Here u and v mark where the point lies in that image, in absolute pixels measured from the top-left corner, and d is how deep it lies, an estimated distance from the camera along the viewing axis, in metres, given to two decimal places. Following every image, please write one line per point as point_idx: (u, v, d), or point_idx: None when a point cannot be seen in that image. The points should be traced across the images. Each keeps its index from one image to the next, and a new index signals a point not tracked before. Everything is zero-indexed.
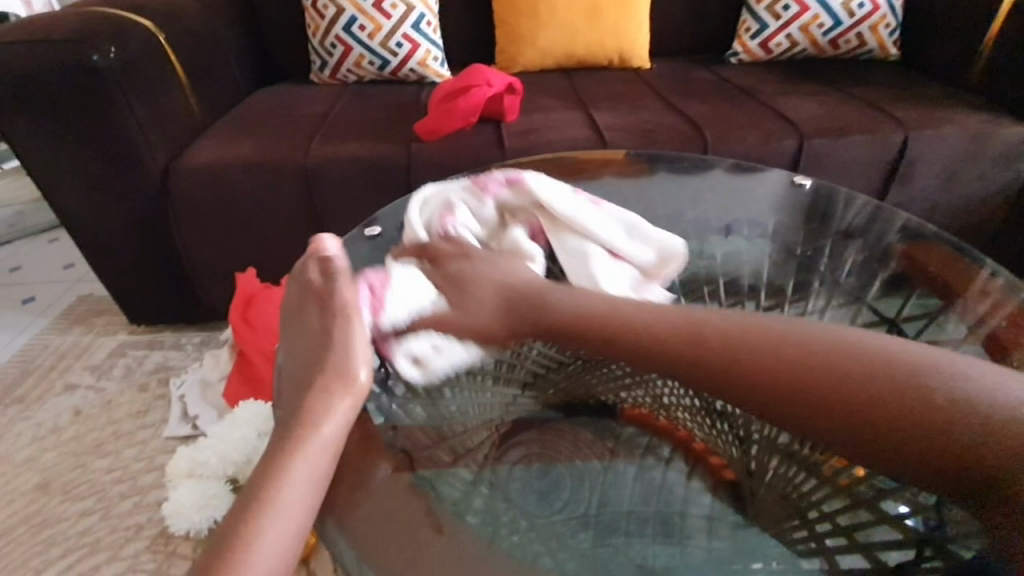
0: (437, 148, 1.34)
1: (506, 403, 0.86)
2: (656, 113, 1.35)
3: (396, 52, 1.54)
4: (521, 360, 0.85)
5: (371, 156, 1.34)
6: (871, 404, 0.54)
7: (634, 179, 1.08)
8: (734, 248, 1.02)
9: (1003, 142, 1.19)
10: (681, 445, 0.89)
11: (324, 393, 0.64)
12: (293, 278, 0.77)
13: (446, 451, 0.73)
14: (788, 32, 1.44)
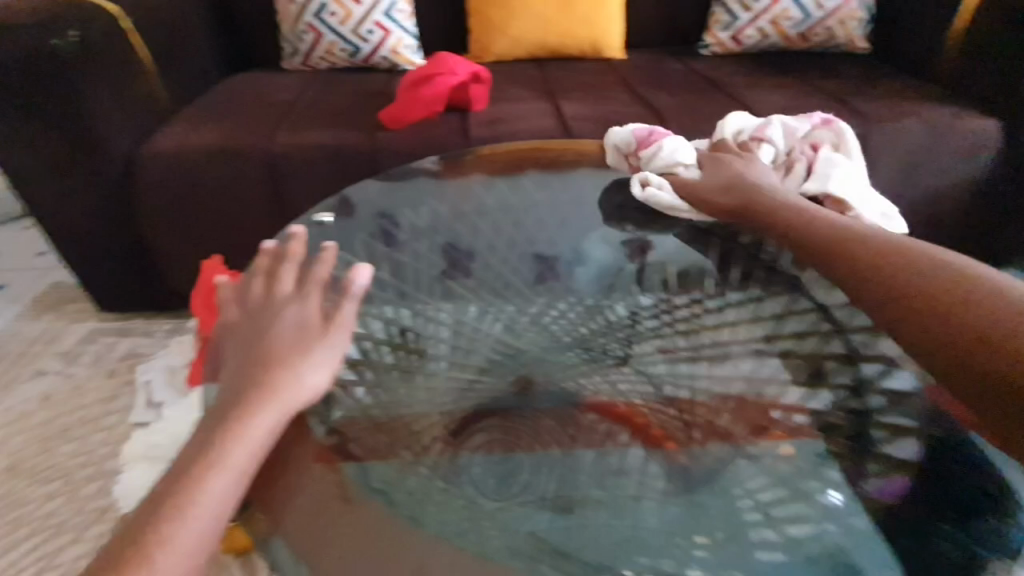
0: (402, 137, 1.35)
1: (459, 389, 0.96)
2: (622, 104, 1.39)
3: (367, 39, 1.53)
4: (473, 347, 1.03)
5: (337, 145, 1.35)
6: (910, 273, 0.66)
7: (591, 171, 1.21)
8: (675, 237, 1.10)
9: (968, 134, 1.20)
10: (639, 432, 0.91)
11: (293, 368, 0.69)
12: (260, 273, 0.83)
13: (385, 436, 0.82)
14: (758, 26, 1.46)
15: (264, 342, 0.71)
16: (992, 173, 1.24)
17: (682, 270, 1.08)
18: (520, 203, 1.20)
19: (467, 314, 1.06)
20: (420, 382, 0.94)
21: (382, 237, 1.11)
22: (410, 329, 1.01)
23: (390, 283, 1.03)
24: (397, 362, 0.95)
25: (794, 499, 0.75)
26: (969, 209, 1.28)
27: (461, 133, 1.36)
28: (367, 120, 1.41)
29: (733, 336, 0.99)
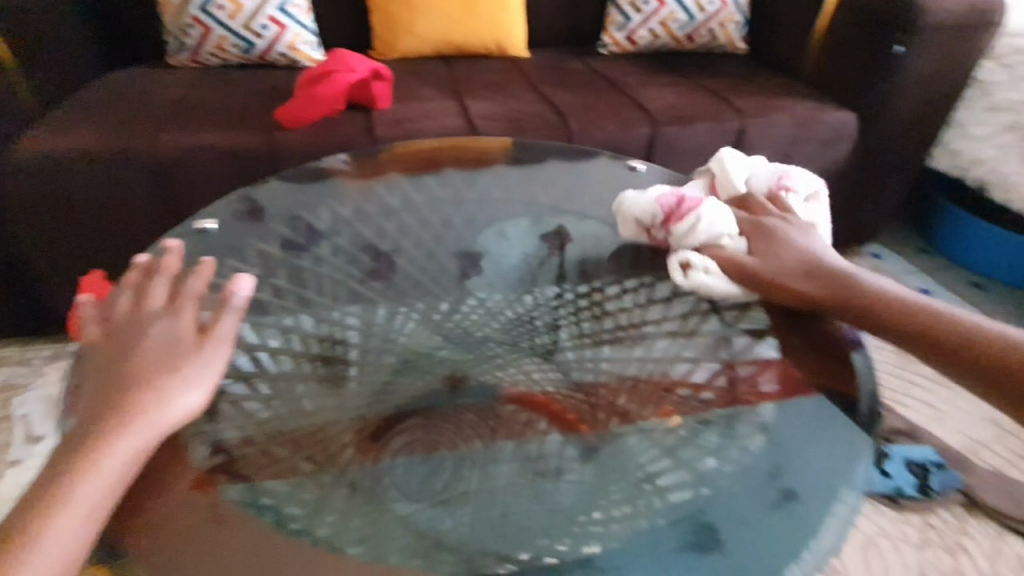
0: (302, 138, 1.27)
1: (376, 391, 0.94)
2: (526, 102, 1.41)
3: (261, 34, 1.46)
4: (377, 347, 0.99)
5: (232, 146, 1.25)
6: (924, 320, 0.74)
7: (504, 170, 1.21)
8: (588, 230, 1.11)
9: (823, 127, 1.40)
10: (556, 417, 0.93)
11: (161, 390, 0.65)
12: (121, 287, 0.77)
13: (305, 460, 0.80)
14: (649, 26, 1.59)
15: (128, 360, 0.66)
16: (844, 159, 1.46)
17: (578, 259, 1.09)
18: (425, 204, 1.15)
19: (372, 317, 1.02)
20: (325, 395, 0.90)
21: (289, 248, 1.03)
22: (313, 338, 0.96)
23: (288, 290, 0.97)
24: (308, 372, 0.92)
25: (680, 467, 0.80)
26: (834, 190, 1.49)
27: (365, 132, 1.30)
28: (258, 119, 1.31)
29: (629, 319, 1.00)
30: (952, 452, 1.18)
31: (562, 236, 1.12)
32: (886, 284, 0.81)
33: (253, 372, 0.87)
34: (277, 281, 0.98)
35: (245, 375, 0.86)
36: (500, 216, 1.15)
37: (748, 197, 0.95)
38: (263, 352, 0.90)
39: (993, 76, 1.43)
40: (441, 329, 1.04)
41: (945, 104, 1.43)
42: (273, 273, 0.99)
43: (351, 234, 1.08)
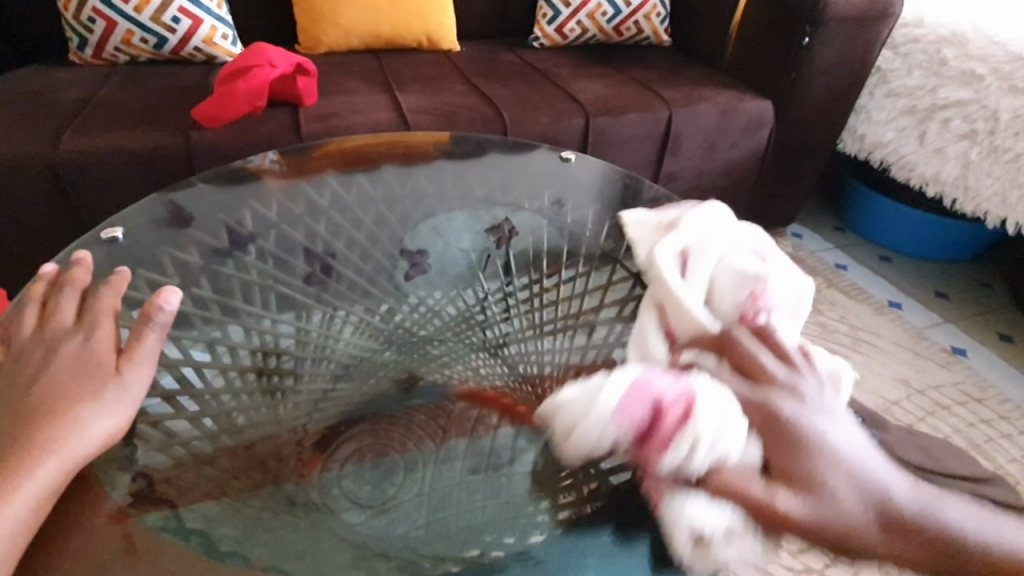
0: (222, 138, 1.19)
1: (315, 399, 0.90)
2: (459, 94, 1.39)
3: (173, 28, 1.37)
4: (322, 352, 0.95)
5: (141, 148, 1.16)
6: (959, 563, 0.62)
7: (438, 162, 1.11)
8: (526, 223, 1.07)
9: (742, 116, 1.47)
10: (506, 412, 0.91)
11: (71, 419, 0.58)
12: (28, 302, 0.70)
13: (244, 478, 0.75)
14: (578, 19, 1.62)
15: (33, 388, 0.60)
16: (761, 146, 1.54)
17: (520, 252, 1.05)
18: (357, 203, 1.05)
19: (307, 322, 0.95)
20: (267, 410, 0.85)
21: (214, 255, 0.93)
22: (241, 349, 0.88)
23: (211, 300, 0.89)
24: (240, 386, 0.85)
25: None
26: (752, 174, 1.59)
27: (292, 130, 1.23)
28: (171, 117, 1.22)
29: (568, 310, 0.98)
30: (870, 412, 1.27)
31: (503, 231, 1.07)
32: (927, 511, 0.62)
33: (178, 390, 0.78)
34: (199, 290, 0.89)
35: (168, 393, 0.77)
36: (437, 210, 1.07)
37: (728, 336, 0.68)
38: (191, 369, 0.81)
39: (890, 64, 1.58)
40: (384, 332, 1.00)
41: (850, 90, 1.53)
42: (194, 281, 0.89)
43: (276, 237, 0.98)
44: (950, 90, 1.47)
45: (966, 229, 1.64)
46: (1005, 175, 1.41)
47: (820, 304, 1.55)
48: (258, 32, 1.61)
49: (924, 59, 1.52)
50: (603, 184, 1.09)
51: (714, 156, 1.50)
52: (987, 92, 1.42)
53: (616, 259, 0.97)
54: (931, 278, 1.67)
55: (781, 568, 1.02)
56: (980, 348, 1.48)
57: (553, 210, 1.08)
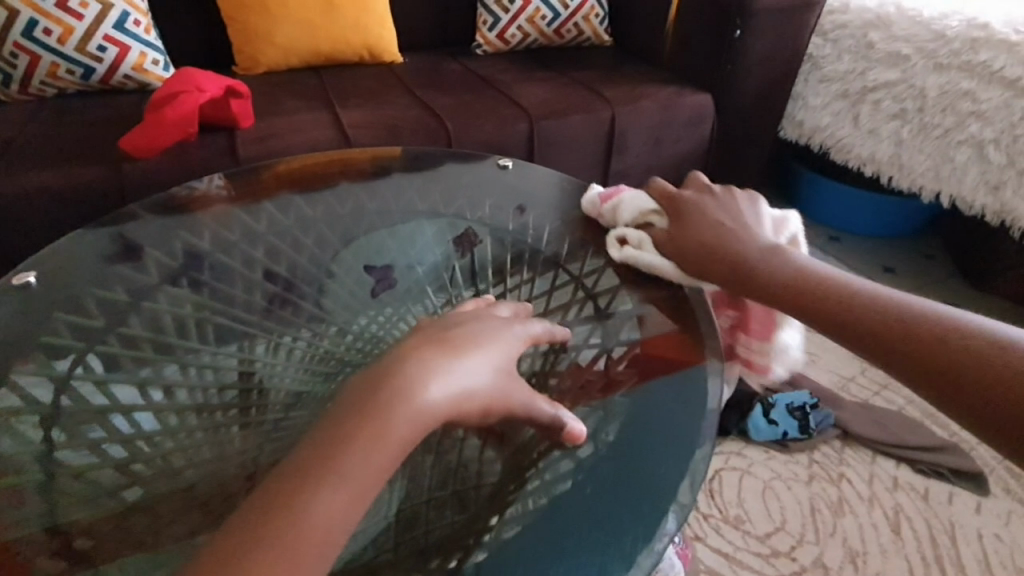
0: (157, 167, 1.17)
1: (264, 435, 0.80)
2: (401, 106, 1.38)
3: (100, 57, 1.33)
4: (269, 383, 0.86)
5: (69, 185, 1.13)
6: (753, 277, 0.76)
7: (370, 183, 1.11)
8: (472, 231, 1.06)
9: (684, 109, 1.50)
10: None
11: (454, 366, 0.57)
12: None
13: (180, 525, 0.70)
14: (518, 24, 1.64)
15: (454, 337, 0.60)
16: (705, 139, 1.58)
17: (472, 261, 1.02)
18: (296, 223, 1.05)
19: (251, 352, 0.89)
20: (207, 449, 0.79)
21: (146, 293, 0.92)
22: (178, 387, 0.85)
23: (142, 338, 0.87)
24: (178, 425, 0.81)
25: (566, 455, 0.76)
26: (699, 166, 1.61)
27: (228, 154, 1.21)
28: (96, 150, 1.19)
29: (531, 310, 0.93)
30: (826, 392, 1.31)
31: (468, 238, 1.05)
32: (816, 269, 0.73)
33: (103, 438, 0.78)
34: (126, 329, 0.88)
35: (94, 442, 0.78)
36: (379, 225, 1.06)
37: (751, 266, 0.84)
38: (121, 417, 0.80)
39: (821, 51, 1.63)
40: (327, 362, 0.88)
41: (785, 79, 1.58)
42: (121, 320, 0.89)
43: (212, 266, 0.97)
44: (878, 73, 1.53)
45: (903, 205, 1.71)
46: (936, 151, 1.48)
47: None
48: (192, 57, 1.58)
49: (852, 44, 1.57)
50: (558, 193, 1.10)
51: (660, 151, 1.53)
52: (913, 71, 1.48)
53: (558, 264, 1.00)
54: (877, 254, 1.73)
55: (749, 554, 1.06)
56: None
57: (514, 214, 1.08)
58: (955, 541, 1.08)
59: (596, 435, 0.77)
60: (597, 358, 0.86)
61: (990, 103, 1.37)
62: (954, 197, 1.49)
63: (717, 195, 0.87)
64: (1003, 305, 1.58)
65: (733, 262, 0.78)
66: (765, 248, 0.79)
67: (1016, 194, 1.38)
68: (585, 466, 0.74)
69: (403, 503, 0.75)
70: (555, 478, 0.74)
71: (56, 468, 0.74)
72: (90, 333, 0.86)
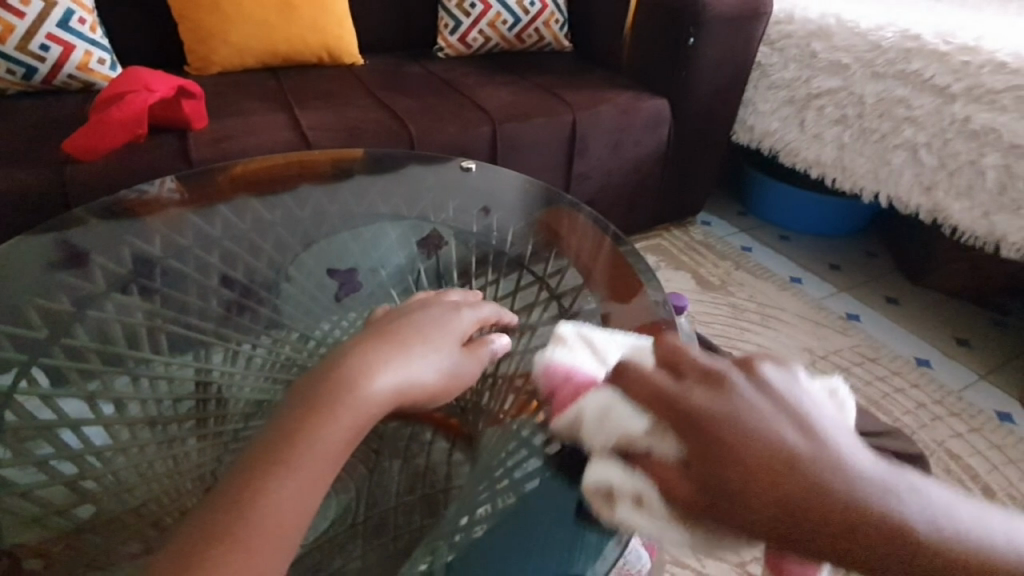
0: (103, 170, 1.12)
1: (222, 445, 0.79)
2: (363, 109, 1.37)
3: (42, 56, 1.27)
4: (227, 393, 0.84)
5: (9, 189, 1.08)
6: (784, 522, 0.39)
7: (331, 185, 1.10)
8: (438, 233, 1.06)
9: (641, 114, 1.54)
10: (441, 425, 0.85)
11: (400, 357, 0.55)
12: None
13: (135, 542, 0.68)
14: (479, 28, 1.65)
15: (398, 328, 0.59)
16: (662, 143, 1.62)
17: (437, 262, 1.02)
18: (255, 227, 1.02)
19: (207, 360, 0.88)
20: (161, 462, 0.77)
21: (95, 301, 0.88)
22: (129, 400, 0.82)
23: (89, 350, 0.84)
24: (130, 439, 0.79)
25: (533, 455, 0.73)
26: (656, 169, 1.66)
27: (180, 156, 1.17)
28: (36, 152, 1.13)
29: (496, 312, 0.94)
30: None
31: (434, 241, 1.06)
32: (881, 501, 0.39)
33: (51, 455, 0.75)
34: (72, 340, 0.84)
35: (42, 459, 0.74)
36: (342, 229, 1.06)
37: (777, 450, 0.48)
38: (70, 432, 0.77)
39: (768, 59, 1.71)
40: (287, 368, 0.87)
41: (735, 85, 1.64)
42: (66, 331, 0.84)
43: (163, 273, 0.94)
44: (821, 80, 1.61)
45: (848, 206, 1.80)
46: (875, 154, 1.57)
47: (730, 286, 1.65)
48: (141, 57, 1.53)
49: (797, 53, 1.65)
50: (523, 197, 1.11)
51: (620, 155, 1.57)
52: (853, 79, 1.57)
53: (522, 264, 1.01)
54: (825, 253, 1.82)
55: None
56: (872, 313, 1.62)
57: (479, 216, 1.08)
58: None
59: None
60: None
61: (924, 108, 1.46)
62: (893, 198, 1.58)
63: (725, 391, 0.45)
64: (938, 298, 1.69)
65: (813, 538, 0.39)
66: (879, 513, 0.38)
67: (947, 195, 1.47)
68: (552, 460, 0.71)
69: (370, 509, 0.81)
70: (524, 474, 0.72)
71: (3, 489, 0.71)
72: (33, 345, 0.82)
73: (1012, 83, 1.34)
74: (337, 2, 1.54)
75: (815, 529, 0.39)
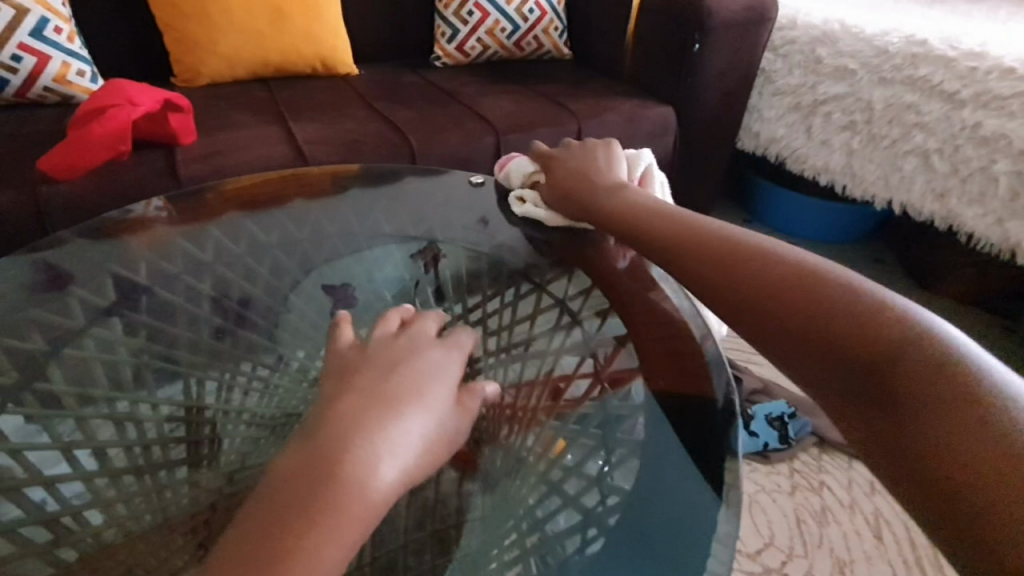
0: (80, 188, 1.04)
1: (216, 493, 0.70)
2: (360, 121, 1.31)
3: (15, 68, 1.20)
4: (223, 433, 0.77)
5: None
6: (589, 190, 0.86)
7: (327, 201, 1.02)
8: (452, 249, 0.98)
9: (648, 122, 1.50)
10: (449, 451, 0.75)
11: (394, 434, 0.48)
12: None
13: None
14: (477, 36, 1.60)
15: (390, 397, 0.51)
16: (668, 153, 1.58)
17: (443, 281, 0.95)
18: (249, 251, 0.94)
19: (199, 393, 0.80)
20: (148, 517, 0.68)
21: (71, 338, 0.80)
22: (111, 448, 0.74)
23: (67, 394, 0.76)
24: (114, 494, 0.70)
25: (569, 505, 0.70)
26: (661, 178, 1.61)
27: (167, 174, 1.09)
28: (7, 174, 1.05)
29: (508, 339, 0.89)
30: (799, 399, 1.32)
31: (432, 253, 0.98)
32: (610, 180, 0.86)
33: (20, 520, 0.65)
34: (46, 384, 0.76)
35: (8, 526, 0.65)
36: (343, 250, 0.97)
37: None
38: (40, 489, 0.68)
39: (773, 65, 1.67)
40: (287, 402, 0.79)
41: (740, 92, 1.60)
42: (39, 374, 0.77)
43: (150, 303, 0.85)
44: (827, 86, 1.58)
45: (856, 212, 1.76)
46: (885, 160, 1.54)
47: None
48: (124, 70, 1.46)
49: (801, 59, 1.62)
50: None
51: None
52: (859, 85, 1.54)
53: (538, 285, 0.93)
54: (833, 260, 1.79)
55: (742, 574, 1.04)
56: None
57: (480, 227, 0.99)
58: (933, 543, 1.10)
59: (602, 479, 0.72)
60: (591, 389, 0.80)
61: (933, 114, 1.43)
62: (905, 205, 1.55)
63: (595, 147, 0.93)
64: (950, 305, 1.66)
65: (619, 226, 0.79)
66: (619, 195, 0.83)
67: (960, 201, 1.44)
68: (595, 515, 0.68)
69: (377, 549, 0.70)
70: (563, 530, 0.68)
71: None
72: (4, 391, 0.74)
73: (1018, 89, 1.31)
74: (330, 10, 1.48)
75: (567, 191, 0.88)
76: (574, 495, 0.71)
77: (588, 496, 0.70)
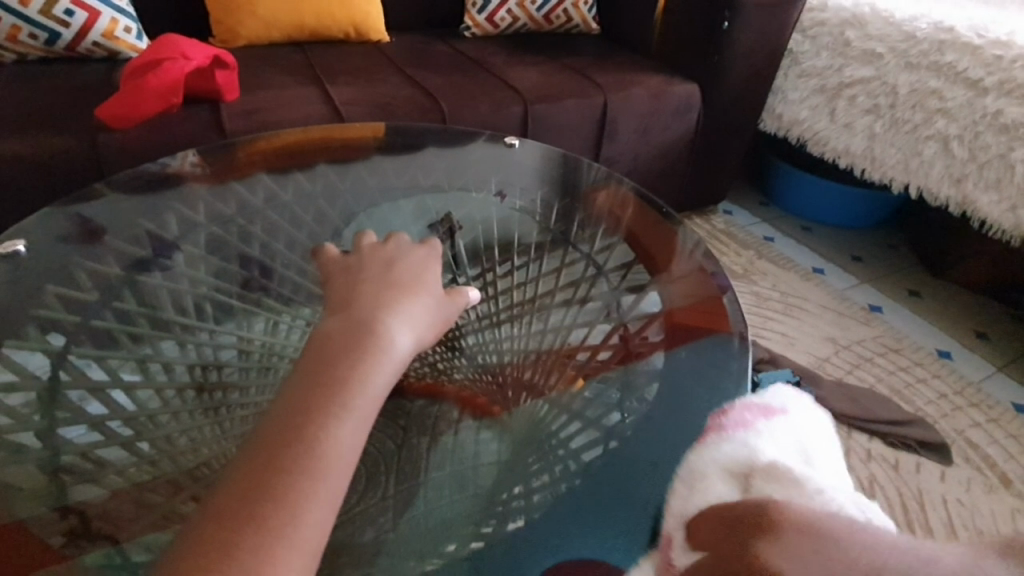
0: (134, 138, 1.10)
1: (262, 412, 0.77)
2: (394, 85, 1.35)
3: (67, 22, 1.24)
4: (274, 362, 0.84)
5: (39, 154, 1.06)
6: None
7: (361, 158, 1.05)
8: (495, 212, 1.03)
9: (673, 97, 1.53)
10: (468, 403, 0.88)
11: (411, 304, 0.54)
12: None
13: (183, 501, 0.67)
14: (508, 7, 1.63)
15: (403, 281, 0.57)
16: (692, 128, 1.61)
17: (470, 243, 1.00)
18: (294, 199, 0.99)
19: (249, 331, 0.88)
20: (209, 431, 0.76)
21: (138, 265, 0.86)
22: (176, 365, 0.82)
23: (138, 314, 0.84)
24: (178, 405, 0.79)
25: (590, 427, 0.75)
26: (683, 155, 1.65)
27: (213, 127, 1.15)
28: (61, 119, 1.11)
29: (522, 296, 0.99)
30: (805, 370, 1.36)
31: (449, 224, 1.00)
32: None
33: (107, 416, 0.75)
34: (123, 303, 0.83)
35: (96, 421, 0.74)
36: (381, 201, 1.01)
37: None
38: (120, 392, 0.78)
39: (800, 47, 1.69)
40: None
41: (767, 72, 1.62)
42: (116, 295, 0.83)
43: (206, 240, 0.92)
44: (853, 69, 1.60)
45: (874, 197, 1.79)
46: (906, 145, 1.56)
47: (752, 274, 1.65)
48: (167, 26, 1.50)
49: (829, 41, 1.63)
50: (544, 167, 1.08)
51: (648, 139, 1.55)
52: (886, 69, 1.55)
53: (564, 242, 1.01)
54: (846, 243, 1.82)
55: None
56: (891, 304, 1.62)
57: (497, 200, 1.04)
58: (924, 508, 1.15)
59: (620, 404, 0.77)
60: (611, 334, 0.89)
61: (956, 101, 1.45)
62: (922, 189, 1.56)
63: None
64: (956, 291, 1.69)
65: None
66: None
67: (976, 186, 1.46)
68: (614, 433, 0.72)
69: (399, 484, 0.76)
70: (585, 446, 0.72)
71: (62, 446, 0.71)
72: (85, 307, 0.81)
73: None
74: None
75: None
76: (603, 420, 0.76)
77: (612, 420, 0.75)
